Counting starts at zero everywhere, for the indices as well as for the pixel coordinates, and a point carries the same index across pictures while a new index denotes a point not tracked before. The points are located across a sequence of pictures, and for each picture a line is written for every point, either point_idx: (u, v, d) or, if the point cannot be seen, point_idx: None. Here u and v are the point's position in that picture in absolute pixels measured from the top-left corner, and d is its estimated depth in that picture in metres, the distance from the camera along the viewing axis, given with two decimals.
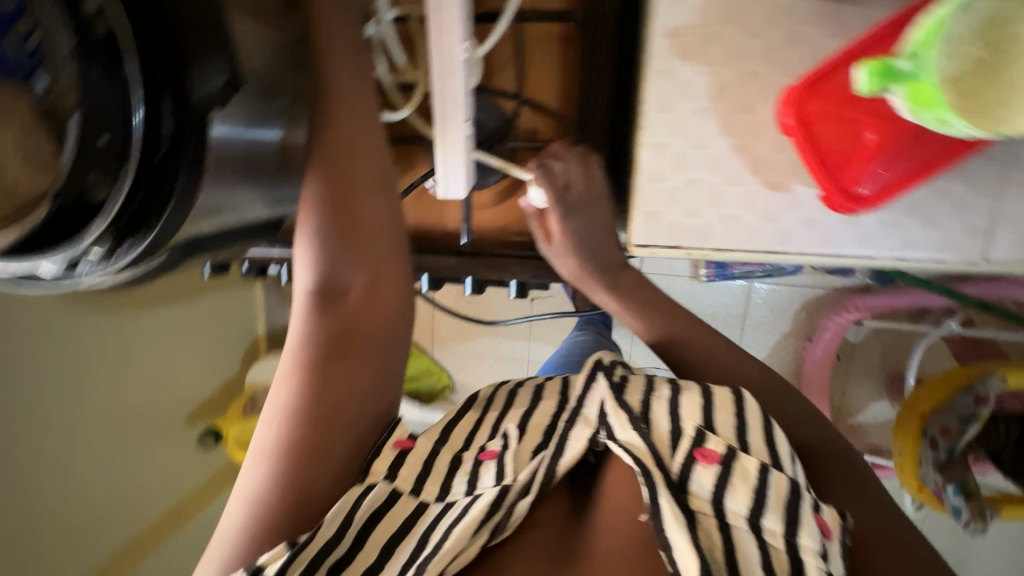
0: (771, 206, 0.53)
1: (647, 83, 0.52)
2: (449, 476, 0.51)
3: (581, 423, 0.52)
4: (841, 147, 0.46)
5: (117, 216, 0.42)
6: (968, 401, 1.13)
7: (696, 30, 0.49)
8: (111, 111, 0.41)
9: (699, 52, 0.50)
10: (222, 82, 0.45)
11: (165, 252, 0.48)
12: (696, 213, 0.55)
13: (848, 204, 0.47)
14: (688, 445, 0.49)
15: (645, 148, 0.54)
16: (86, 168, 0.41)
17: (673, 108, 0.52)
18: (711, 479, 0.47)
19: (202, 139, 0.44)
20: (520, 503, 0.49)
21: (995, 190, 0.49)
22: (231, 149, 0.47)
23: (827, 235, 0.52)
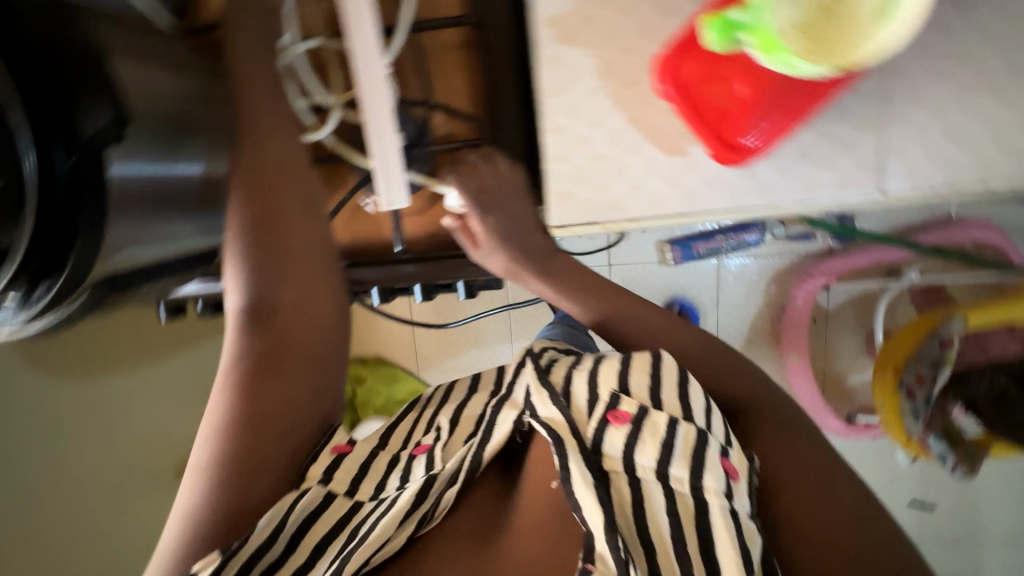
0: (673, 171, 0.55)
1: (540, 71, 0.55)
2: (385, 475, 0.58)
3: (507, 409, 0.64)
4: (722, 105, 0.49)
5: (26, 258, 0.45)
6: (934, 347, 1.14)
7: (573, 16, 0.53)
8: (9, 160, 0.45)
9: (581, 36, 0.54)
10: (112, 118, 0.47)
11: (87, 289, 0.50)
12: (607, 187, 0.57)
13: (736, 156, 0.50)
14: (604, 409, 0.64)
15: (548, 134, 0.57)
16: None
17: (567, 91, 0.55)
18: (621, 438, 0.62)
19: (101, 177, 0.46)
20: (448, 489, 0.59)
21: (874, 126, 0.52)
22: (139, 184, 0.50)
23: (729, 191, 0.55)
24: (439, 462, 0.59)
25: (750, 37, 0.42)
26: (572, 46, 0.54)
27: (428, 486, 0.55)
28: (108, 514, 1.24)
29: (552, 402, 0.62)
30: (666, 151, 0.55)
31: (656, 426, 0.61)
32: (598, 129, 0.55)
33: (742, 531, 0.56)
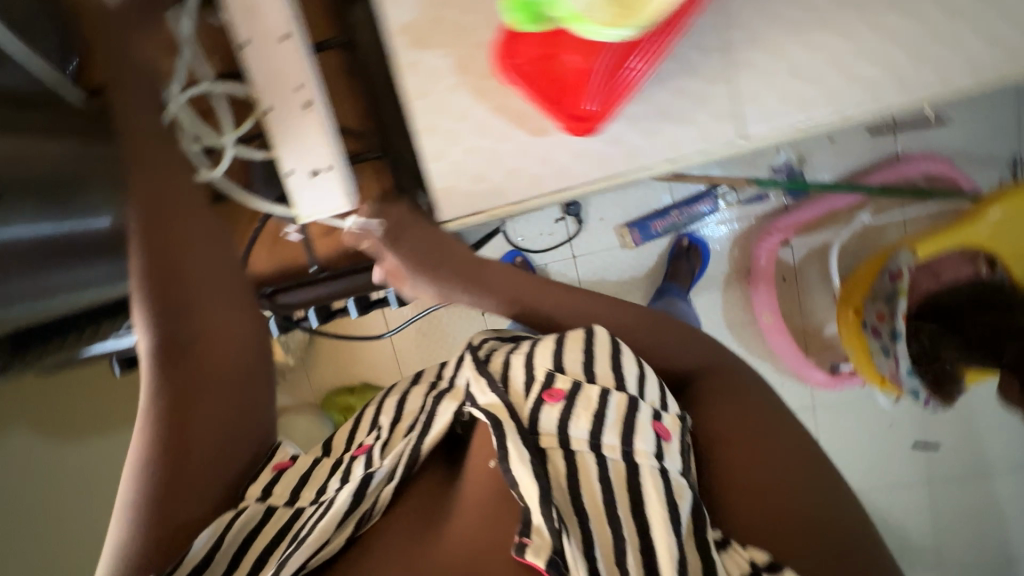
0: (539, 150, 0.64)
1: (402, 77, 0.62)
2: (326, 483, 0.63)
3: (449, 401, 0.68)
4: (563, 78, 0.58)
5: None
6: (887, 281, 1.17)
7: (421, 21, 0.61)
8: None
9: (432, 38, 0.61)
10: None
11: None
12: (484, 174, 0.66)
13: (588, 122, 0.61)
14: (540, 389, 0.66)
15: (423, 134, 0.65)
16: None
17: (432, 91, 0.63)
18: (557, 412, 0.63)
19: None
20: (387, 485, 0.62)
21: (697, 82, 0.61)
22: (37, 243, 0.55)
23: (588, 160, 0.64)
24: (378, 464, 0.63)
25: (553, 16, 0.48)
26: (427, 52, 0.62)
27: (363, 490, 0.60)
28: None
29: (489, 389, 0.65)
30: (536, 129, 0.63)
31: (585, 400, 0.64)
32: (465, 123, 0.64)
33: (671, 488, 0.58)
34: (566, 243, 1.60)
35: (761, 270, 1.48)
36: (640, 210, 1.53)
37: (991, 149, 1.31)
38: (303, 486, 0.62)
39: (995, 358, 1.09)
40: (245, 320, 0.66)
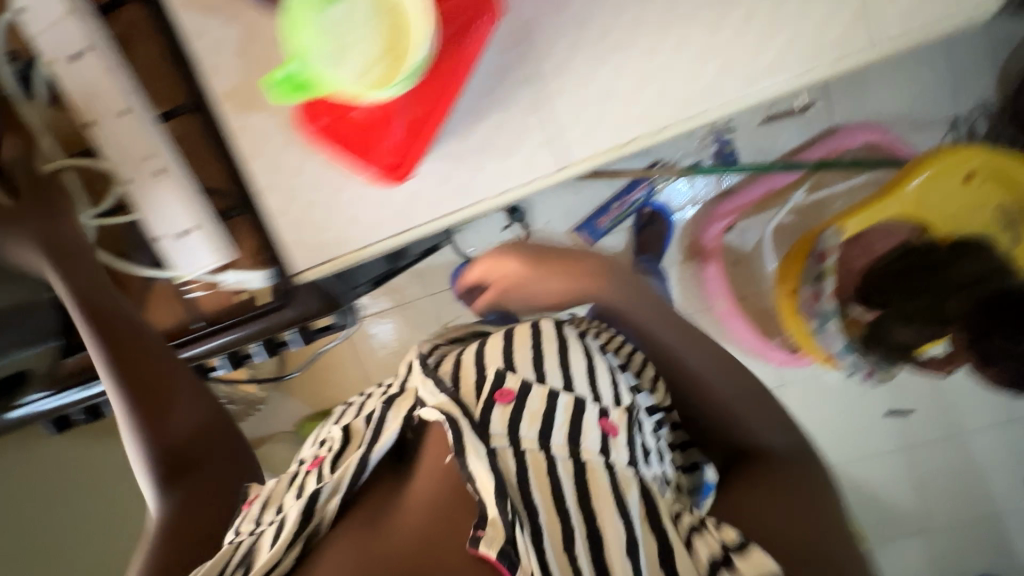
0: (391, 200, 1.06)
1: (235, 136, 1.06)
2: (281, 501, 0.79)
3: (394, 413, 0.82)
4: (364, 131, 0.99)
5: None
6: (814, 263, 1.27)
7: (239, 83, 1.03)
8: None
9: (249, 102, 1.04)
10: None
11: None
12: (353, 221, 1.08)
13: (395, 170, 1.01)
14: (492, 389, 0.82)
15: (271, 192, 1.08)
16: None
17: (261, 150, 1.06)
18: (505, 413, 0.78)
19: None
20: (328, 504, 0.73)
21: (534, 127, 0.98)
22: None
23: (430, 198, 1.05)
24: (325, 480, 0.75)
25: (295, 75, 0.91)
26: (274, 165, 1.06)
27: (311, 508, 0.72)
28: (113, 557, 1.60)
29: (436, 388, 0.81)
30: (360, 182, 1.06)
31: (534, 399, 0.81)
32: (299, 175, 1.06)
33: (617, 482, 0.74)
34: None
35: (709, 253, 1.43)
36: (581, 209, 1.46)
37: (930, 105, 1.27)
38: (261, 512, 0.79)
39: (943, 327, 1.19)
40: (209, 402, 0.94)
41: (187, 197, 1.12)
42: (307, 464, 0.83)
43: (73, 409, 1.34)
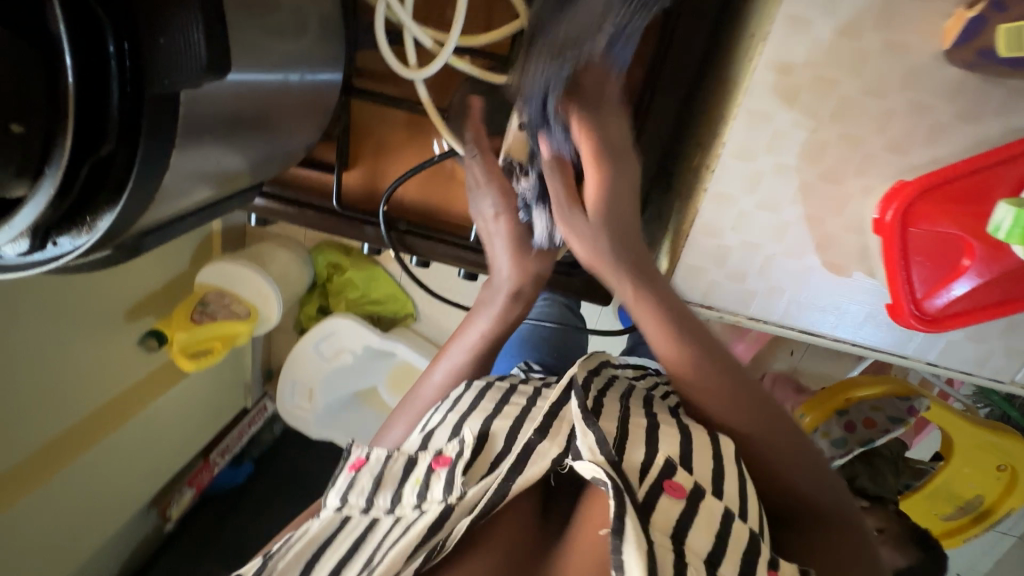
0: (982, 328, 0.44)
1: (732, 125, 0.39)
2: (401, 485, 0.43)
3: (549, 439, 0.41)
4: (1003, 282, 0.36)
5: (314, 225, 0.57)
6: (900, 407, 0.80)
7: (993, 65, 0.34)
8: (285, 198, 0.56)
9: None
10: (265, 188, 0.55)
11: (110, 248, 0.31)
12: (928, 336, 0.45)
13: (913, 322, 0.39)
14: (656, 473, 0.37)
15: (818, 264, 0.43)
16: (286, 219, 0.57)
17: (828, 232, 0.42)
18: (676, 515, 0.36)
19: (271, 197, 0.56)
20: (464, 522, 0.40)
21: None
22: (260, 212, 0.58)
23: (955, 347, 0.45)
24: (460, 489, 0.40)
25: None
26: (791, 112, 0.39)
27: (442, 517, 0.40)
28: (174, 394, 1.27)
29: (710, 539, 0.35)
30: (756, 246, 0.43)
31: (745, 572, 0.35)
32: (814, 269, 0.43)
33: None
34: None
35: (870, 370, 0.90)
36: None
37: None
38: (373, 489, 0.44)
39: (1015, 538, 0.95)
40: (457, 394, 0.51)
41: (747, 127, 0.39)
42: (434, 447, 0.44)
43: (311, 216, 0.56)
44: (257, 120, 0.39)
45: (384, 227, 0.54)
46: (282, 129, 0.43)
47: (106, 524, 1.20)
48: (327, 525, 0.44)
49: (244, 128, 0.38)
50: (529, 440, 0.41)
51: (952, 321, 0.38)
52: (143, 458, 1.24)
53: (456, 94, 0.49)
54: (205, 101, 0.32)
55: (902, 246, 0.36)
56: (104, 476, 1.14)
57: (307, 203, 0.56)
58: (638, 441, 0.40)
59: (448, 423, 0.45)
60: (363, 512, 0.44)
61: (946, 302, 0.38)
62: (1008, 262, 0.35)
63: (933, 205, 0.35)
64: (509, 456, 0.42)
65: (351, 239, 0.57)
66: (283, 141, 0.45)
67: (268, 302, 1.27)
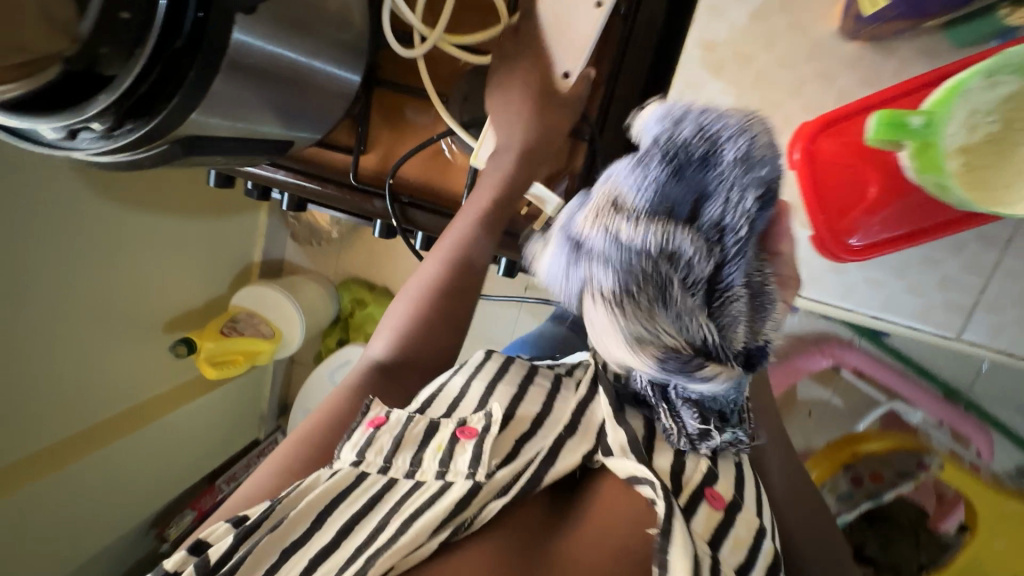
0: (921, 280, 0.47)
1: (670, 90, 0.48)
2: (422, 447, 0.48)
3: (580, 437, 0.50)
4: (915, 213, 0.41)
5: (324, 197, 0.67)
6: (909, 463, 0.83)
7: (874, 31, 0.42)
8: (305, 173, 0.67)
9: None
10: (289, 163, 0.67)
11: (164, 143, 0.41)
12: (873, 286, 0.48)
13: (836, 252, 0.43)
14: (698, 484, 0.48)
15: None
16: (305, 191, 0.67)
17: None
18: (712, 525, 0.46)
19: (295, 172, 0.67)
20: (494, 502, 0.46)
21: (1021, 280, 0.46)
22: (284, 187, 0.69)
23: (892, 299, 0.48)
24: (486, 470, 0.46)
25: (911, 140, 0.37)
26: (718, 81, 0.47)
27: (472, 493, 0.45)
28: (194, 407, 1.32)
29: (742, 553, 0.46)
30: None
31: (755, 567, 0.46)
32: None
33: None
34: None
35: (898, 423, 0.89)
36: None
37: None
38: (393, 449, 0.47)
39: None
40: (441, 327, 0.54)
41: (681, 92, 0.48)
42: (458, 418, 0.50)
43: (326, 188, 0.66)
44: (286, 77, 0.50)
45: (389, 197, 0.64)
46: (309, 97, 0.54)
47: (105, 529, 1.20)
48: (339, 482, 0.45)
49: (274, 79, 0.49)
50: (562, 438, 0.50)
51: (870, 251, 0.43)
52: (155, 466, 1.27)
53: (458, 86, 0.60)
54: (245, 46, 0.43)
55: (813, 180, 0.42)
56: (116, 476, 1.17)
57: (321, 178, 0.67)
58: (668, 450, 0.49)
59: (471, 398, 0.52)
60: (382, 471, 0.47)
61: (858, 244, 0.43)
62: (911, 188, 0.40)
63: (833, 140, 0.41)
64: (530, 448, 0.49)
65: (356, 208, 0.67)
66: (310, 106, 0.56)
67: (290, 324, 1.34)
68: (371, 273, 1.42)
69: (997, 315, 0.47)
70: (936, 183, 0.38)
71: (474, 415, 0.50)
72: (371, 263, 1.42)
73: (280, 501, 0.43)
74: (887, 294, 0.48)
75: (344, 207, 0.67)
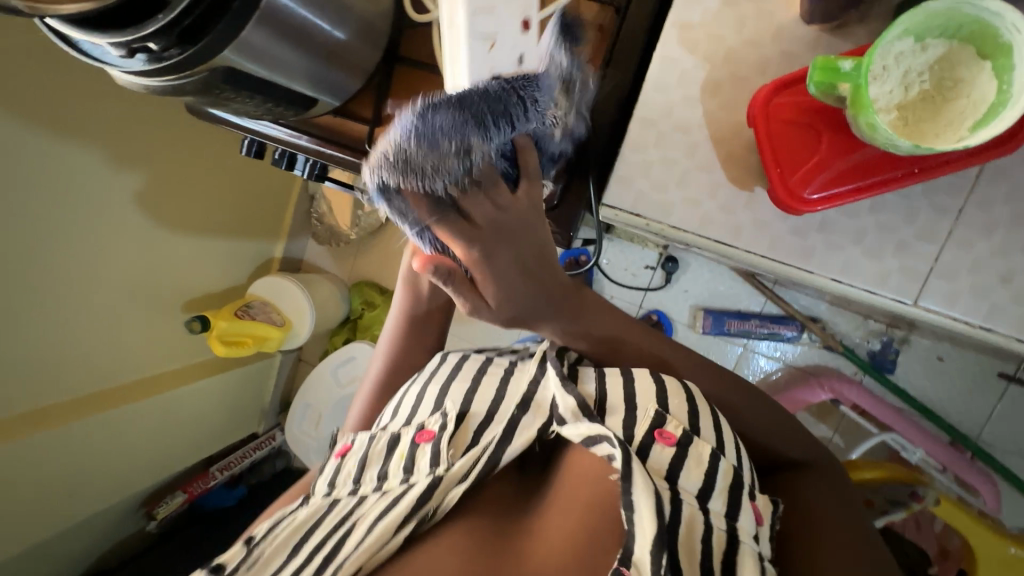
0: (879, 245, 0.50)
1: (649, 64, 0.53)
2: (385, 459, 0.55)
3: (533, 412, 0.54)
4: (862, 170, 0.45)
5: (339, 160, 0.73)
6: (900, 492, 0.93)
7: (823, 12, 0.47)
8: (324, 139, 0.74)
9: None
10: (313, 130, 0.74)
11: (207, 69, 0.50)
12: (834, 250, 0.51)
13: (794, 204, 0.47)
14: (649, 425, 0.49)
15: (723, 182, 0.53)
16: (323, 156, 0.74)
17: (727, 151, 0.53)
18: (668, 458, 0.47)
19: (317, 138, 0.74)
20: (455, 489, 0.51)
21: (976, 247, 0.48)
22: (304, 153, 0.76)
23: (850, 263, 0.51)
24: (446, 464, 0.52)
25: (846, 87, 0.40)
26: (692, 57, 0.53)
27: (432, 489, 0.51)
28: (202, 388, 1.34)
29: (699, 478, 0.46)
30: (677, 163, 0.54)
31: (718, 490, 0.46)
32: (721, 184, 0.53)
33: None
34: (723, 307, 1.11)
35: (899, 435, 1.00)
36: (735, 300, 1.10)
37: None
38: (358, 472, 0.56)
39: None
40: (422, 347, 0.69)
41: (660, 65, 0.53)
42: (418, 425, 0.57)
43: (342, 153, 0.73)
44: (318, 36, 0.58)
45: None
46: (335, 62, 0.62)
47: (100, 498, 1.18)
48: (313, 512, 0.55)
49: (308, 36, 0.56)
50: (513, 417, 0.54)
51: (825, 202, 0.46)
52: (158, 441, 1.28)
53: None
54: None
55: (770, 136, 0.47)
56: (122, 443, 1.17)
57: (338, 144, 0.73)
58: (618, 410, 0.51)
59: (429, 401, 0.59)
60: (350, 493, 0.55)
61: (812, 196, 0.47)
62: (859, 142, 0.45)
63: (789, 102, 0.47)
64: (481, 441, 0.54)
65: (365, 170, 0.73)
66: (334, 69, 0.63)
67: (303, 316, 1.37)
68: (383, 275, 1.49)
69: (956, 282, 0.49)
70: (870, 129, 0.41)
71: (431, 419, 0.56)
72: (384, 266, 1.49)
73: (258, 543, 0.52)
74: (848, 258, 0.51)
75: (355, 171, 0.73)
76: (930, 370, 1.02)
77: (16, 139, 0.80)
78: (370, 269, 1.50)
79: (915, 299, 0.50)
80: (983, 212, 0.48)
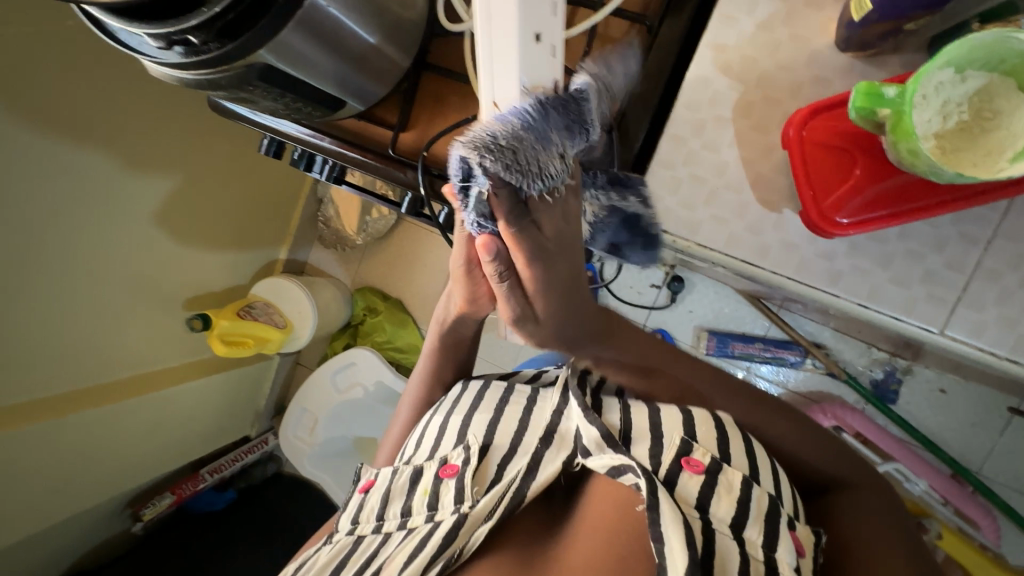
0: (907, 272, 0.50)
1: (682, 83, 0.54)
2: (411, 493, 0.55)
3: (556, 443, 0.53)
4: (896, 195, 0.46)
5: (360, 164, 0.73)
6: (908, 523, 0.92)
7: (858, 40, 0.48)
8: (346, 140, 0.74)
9: None
10: (335, 133, 0.74)
11: (243, 67, 0.50)
12: (861, 276, 0.51)
13: (826, 227, 0.47)
14: (676, 453, 0.48)
15: (750, 202, 0.53)
16: (343, 158, 0.74)
17: (757, 171, 0.53)
18: (696, 488, 0.46)
19: (338, 140, 0.74)
20: (482, 525, 0.49)
21: (1003, 278, 0.48)
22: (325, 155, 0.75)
23: (878, 290, 0.51)
24: (472, 500, 0.51)
25: (887, 113, 0.41)
26: (726, 78, 0.53)
27: (458, 526, 0.50)
28: (200, 386, 1.32)
29: (733, 507, 0.45)
30: (707, 181, 0.54)
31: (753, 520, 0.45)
32: (747, 203, 0.53)
33: None
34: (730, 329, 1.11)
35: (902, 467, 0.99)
36: (739, 323, 1.10)
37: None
38: (382, 508, 0.56)
39: None
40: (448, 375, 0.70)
41: (693, 85, 0.54)
42: (441, 459, 0.56)
43: (363, 157, 0.73)
44: (353, 40, 0.58)
45: (419, 167, 0.69)
46: (365, 66, 0.62)
47: (89, 495, 1.15)
48: (339, 551, 0.54)
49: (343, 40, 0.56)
50: (537, 450, 0.53)
51: (857, 226, 0.47)
52: (152, 440, 1.25)
53: None
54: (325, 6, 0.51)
55: (804, 158, 0.48)
56: (115, 440, 1.15)
57: (360, 147, 0.73)
58: (645, 438, 0.50)
59: (453, 434, 0.58)
60: (376, 530, 0.55)
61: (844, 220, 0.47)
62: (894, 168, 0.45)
63: (825, 125, 0.47)
64: (508, 474, 0.53)
65: (386, 174, 0.72)
66: (364, 73, 0.63)
67: (305, 320, 1.36)
68: (387, 282, 1.48)
69: (984, 313, 0.49)
70: (910, 156, 0.41)
71: (454, 452, 0.56)
72: (388, 273, 1.48)
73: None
74: (876, 283, 0.51)
75: (376, 174, 0.73)
76: (933, 404, 1.02)
77: (31, 120, 0.78)
78: (374, 275, 1.49)
79: (941, 328, 0.50)
80: (1012, 245, 0.48)
